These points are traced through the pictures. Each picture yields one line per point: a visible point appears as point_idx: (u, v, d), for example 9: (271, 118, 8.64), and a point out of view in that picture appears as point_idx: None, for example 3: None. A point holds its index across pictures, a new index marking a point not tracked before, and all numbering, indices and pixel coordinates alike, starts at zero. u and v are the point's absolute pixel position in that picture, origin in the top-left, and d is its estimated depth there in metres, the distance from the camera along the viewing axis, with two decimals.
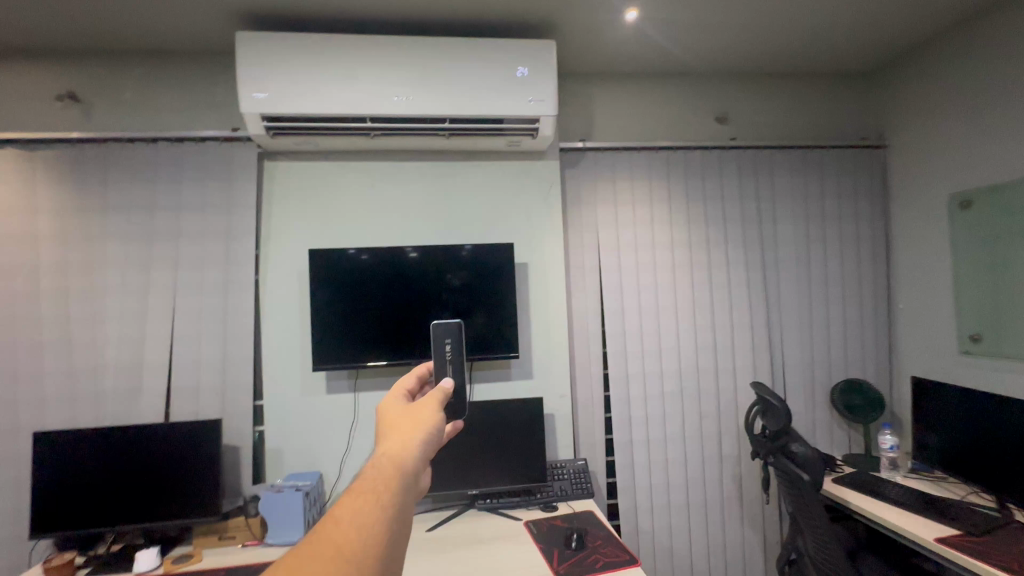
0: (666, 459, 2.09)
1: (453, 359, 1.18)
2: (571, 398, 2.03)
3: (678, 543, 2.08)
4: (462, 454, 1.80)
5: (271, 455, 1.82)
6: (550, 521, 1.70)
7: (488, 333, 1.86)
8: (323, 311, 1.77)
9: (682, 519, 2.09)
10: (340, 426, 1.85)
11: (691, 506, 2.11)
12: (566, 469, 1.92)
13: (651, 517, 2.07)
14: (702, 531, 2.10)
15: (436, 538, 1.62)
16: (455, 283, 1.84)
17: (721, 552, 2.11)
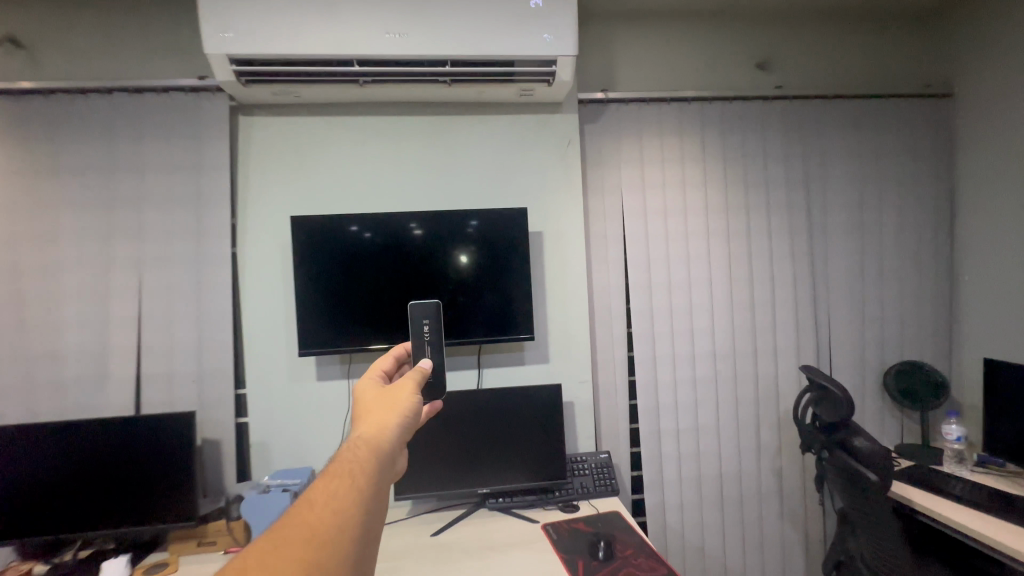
0: (698, 452, 1.88)
1: (431, 340, 1.11)
2: (592, 384, 1.81)
3: (710, 542, 1.88)
4: (471, 448, 1.60)
5: (258, 449, 1.62)
6: (571, 524, 1.49)
7: (499, 311, 1.63)
8: (311, 293, 1.55)
9: (714, 515, 1.89)
10: (334, 416, 1.66)
11: (725, 503, 1.90)
12: (587, 464, 1.72)
13: (680, 514, 1.87)
14: (737, 529, 1.90)
15: (442, 545, 1.43)
16: (459, 260, 1.60)
17: (758, 551, 1.91)
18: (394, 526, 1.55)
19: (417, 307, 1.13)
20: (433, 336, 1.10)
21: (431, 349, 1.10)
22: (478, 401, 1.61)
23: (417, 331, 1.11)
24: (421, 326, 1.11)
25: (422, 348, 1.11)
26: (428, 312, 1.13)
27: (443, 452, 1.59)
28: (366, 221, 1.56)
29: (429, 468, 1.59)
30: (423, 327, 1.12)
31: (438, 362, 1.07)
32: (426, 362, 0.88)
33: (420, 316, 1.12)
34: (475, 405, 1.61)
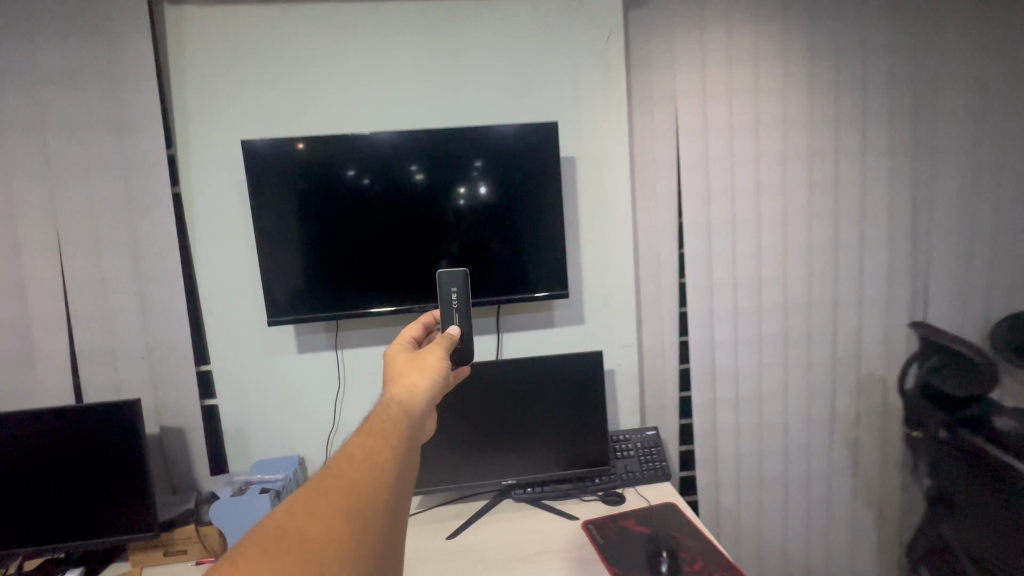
0: (760, 424, 1.57)
1: (459, 311, 0.87)
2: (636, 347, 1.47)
3: (770, 524, 1.62)
4: (491, 431, 1.31)
5: (232, 436, 1.34)
6: (618, 523, 1.21)
7: (523, 265, 1.28)
8: (286, 251, 1.21)
9: (776, 494, 1.61)
10: (323, 395, 1.36)
11: (790, 480, 1.61)
12: (631, 444, 1.43)
13: (736, 494, 1.59)
14: (802, 509, 1.62)
15: (461, 554, 1.15)
16: (457, 196, 1.23)
17: (824, 532, 1.64)
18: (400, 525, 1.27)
19: (442, 275, 0.88)
20: (463, 304, 0.87)
21: (459, 319, 0.86)
22: (499, 376, 1.30)
23: (444, 301, 0.87)
24: (450, 296, 0.87)
25: (448, 317, 0.87)
26: (458, 281, 0.88)
27: (457, 438, 1.30)
28: (366, 163, 1.20)
29: (440, 456, 1.30)
30: (450, 297, 0.87)
31: (467, 331, 0.84)
32: (455, 327, 0.74)
33: (448, 286, 0.87)
34: (497, 381, 1.30)
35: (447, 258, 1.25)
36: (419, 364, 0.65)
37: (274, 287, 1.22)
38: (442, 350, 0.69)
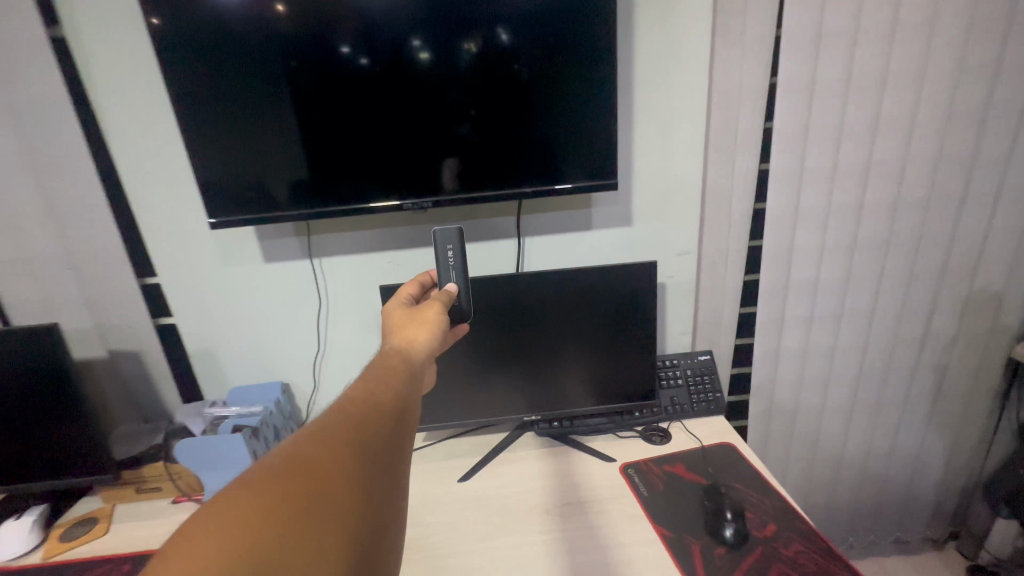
0: (834, 347, 1.30)
1: (457, 269, 0.77)
2: (691, 255, 1.16)
3: (824, 452, 1.43)
4: (511, 358, 1.06)
5: (201, 359, 1.13)
6: (664, 469, 1.00)
7: (545, 156, 0.93)
8: (244, 123, 0.87)
9: (837, 423, 1.39)
10: (303, 311, 1.11)
11: (856, 409, 1.38)
12: (679, 371, 1.18)
13: (792, 422, 1.38)
14: (864, 438, 1.42)
15: (475, 502, 0.97)
16: (466, 52, 0.85)
17: (885, 461, 1.46)
18: None
19: (435, 233, 0.76)
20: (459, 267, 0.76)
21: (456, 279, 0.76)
22: (522, 295, 1.02)
23: (441, 263, 0.76)
24: (447, 257, 0.77)
25: (446, 275, 0.78)
26: (453, 238, 0.77)
27: (469, 367, 1.06)
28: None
29: (448, 387, 1.07)
30: (447, 258, 0.76)
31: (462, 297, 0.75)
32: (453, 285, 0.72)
33: (444, 244, 0.76)
34: (519, 301, 1.02)
35: (457, 145, 0.91)
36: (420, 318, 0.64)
37: (271, 187, 0.91)
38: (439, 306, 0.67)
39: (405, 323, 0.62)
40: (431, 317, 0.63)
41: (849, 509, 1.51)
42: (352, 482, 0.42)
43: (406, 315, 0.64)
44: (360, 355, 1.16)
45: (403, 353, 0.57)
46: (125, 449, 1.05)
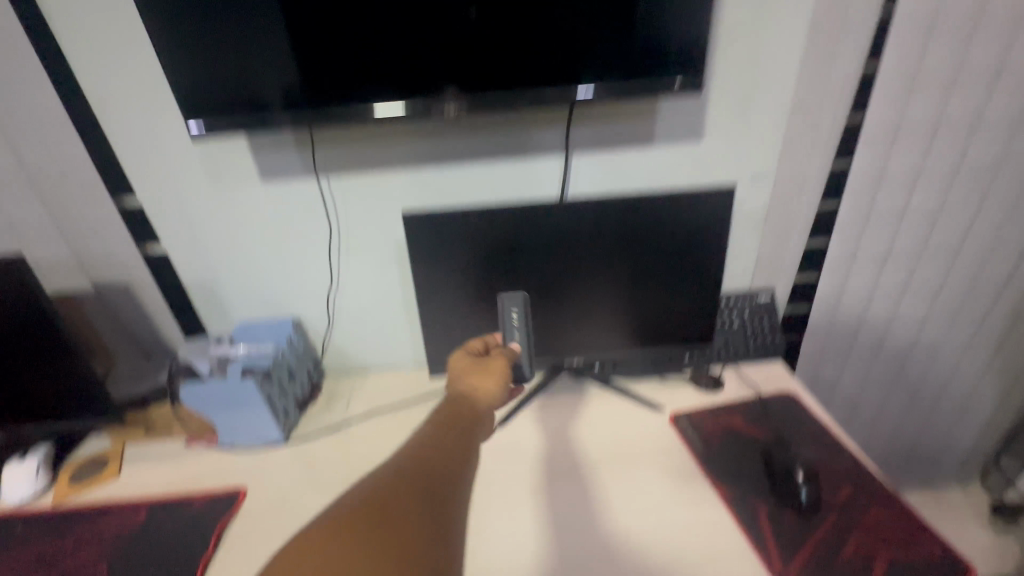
0: (913, 289, 1.13)
1: (519, 329, 0.80)
2: (763, 178, 0.98)
3: (886, 403, 1.30)
4: (556, 298, 0.91)
5: (199, 292, 1.00)
6: (720, 422, 0.92)
7: (564, 53, 0.72)
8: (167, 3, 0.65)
9: (907, 373, 1.25)
10: (311, 238, 0.96)
11: (924, 359, 1.24)
12: (735, 312, 1.05)
13: (856, 371, 1.25)
14: (934, 389, 1.28)
15: (511, 453, 0.89)
16: None
17: (949, 412, 1.34)
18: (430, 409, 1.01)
19: (501, 298, 0.81)
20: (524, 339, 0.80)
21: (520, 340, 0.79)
22: (569, 224, 0.85)
23: (504, 323, 0.80)
24: (509, 318, 0.80)
25: (508, 337, 0.79)
26: (517, 300, 0.81)
27: None
28: None
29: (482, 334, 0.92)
30: (511, 319, 0.80)
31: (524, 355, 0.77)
32: (515, 345, 0.73)
33: (507, 307, 0.81)
34: (564, 232, 0.85)
35: (449, 36, 0.70)
36: (485, 368, 0.62)
37: (263, 87, 0.71)
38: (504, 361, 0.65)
39: (471, 378, 0.60)
40: (496, 370, 0.61)
41: (892, 457, 1.43)
42: (417, 513, 0.41)
43: (469, 365, 0.63)
44: (377, 289, 1.03)
45: (470, 404, 0.55)
46: (124, 390, 0.98)
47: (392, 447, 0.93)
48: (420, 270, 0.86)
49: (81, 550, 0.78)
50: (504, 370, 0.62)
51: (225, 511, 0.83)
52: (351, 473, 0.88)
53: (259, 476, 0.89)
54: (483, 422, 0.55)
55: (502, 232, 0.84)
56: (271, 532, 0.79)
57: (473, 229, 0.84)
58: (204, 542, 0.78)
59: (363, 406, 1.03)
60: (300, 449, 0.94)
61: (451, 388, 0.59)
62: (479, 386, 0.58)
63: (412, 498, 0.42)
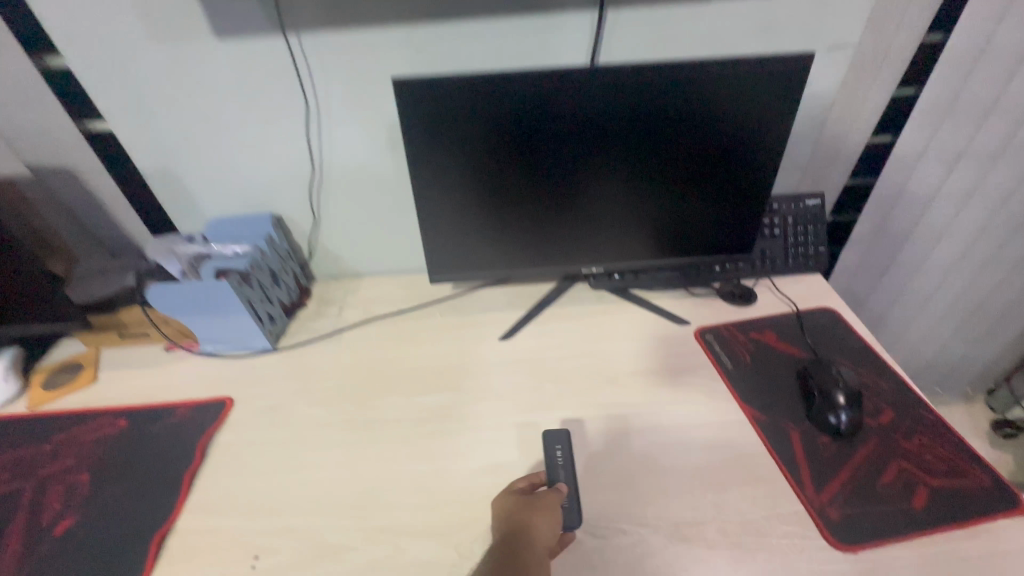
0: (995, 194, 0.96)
1: (559, 426, 0.70)
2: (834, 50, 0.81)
3: (926, 324, 1.21)
4: (579, 195, 0.77)
5: (159, 180, 0.86)
6: (752, 338, 0.83)
7: None
8: None
9: (958, 293, 1.14)
10: (285, 114, 0.80)
11: (988, 276, 1.09)
12: (777, 218, 0.92)
13: (897, 285, 1.14)
14: (986, 314, 1.17)
15: (519, 367, 0.82)
16: None
17: (994, 339, 1.24)
18: (431, 318, 0.92)
19: (544, 436, 0.70)
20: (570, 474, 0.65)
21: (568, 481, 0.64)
22: (600, 101, 0.68)
23: (548, 462, 0.66)
24: (554, 457, 0.67)
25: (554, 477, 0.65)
26: (563, 438, 0.69)
27: (521, 207, 0.77)
28: None
29: (491, 233, 0.80)
30: (555, 459, 0.67)
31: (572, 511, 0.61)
32: (563, 485, 0.63)
33: (550, 446, 0.68)
34: (593, 112, 0.69)
35: None
36: (532, 522, 0.57)
37: None
38: (553, 508, 0.59)
39: (521, 519, 0.58)
40: (545, 512, 0.58)
41: (918, 377, 1.36)
42: None
43: (518, 504, 0.60)
44: (368, 181, 0.88)
45: (523, 547, 0.55)
46: (80, 291, 0.86)
47: (389, 356, 0.85)
48: (417, 157, 0.71)
49: (58, 458, 0.73)
50: (554, 517, 0.59)
51: (211, 420, 0.77)
52: (345, 383, 0.81)
53: (246, 384, 0.82)
54: (535, 567, 0.54)
55: (517, 108, 0.68)
56: (261, 443, 0.73)
57: (481, 104, 0.67)
58: (190, 452, 0.72)
59: (357, 312, 0.95)
60: (290, 356, 0.86)
61: (499, 533, 0.58)
62: (530, 531, 0.57)
63: None
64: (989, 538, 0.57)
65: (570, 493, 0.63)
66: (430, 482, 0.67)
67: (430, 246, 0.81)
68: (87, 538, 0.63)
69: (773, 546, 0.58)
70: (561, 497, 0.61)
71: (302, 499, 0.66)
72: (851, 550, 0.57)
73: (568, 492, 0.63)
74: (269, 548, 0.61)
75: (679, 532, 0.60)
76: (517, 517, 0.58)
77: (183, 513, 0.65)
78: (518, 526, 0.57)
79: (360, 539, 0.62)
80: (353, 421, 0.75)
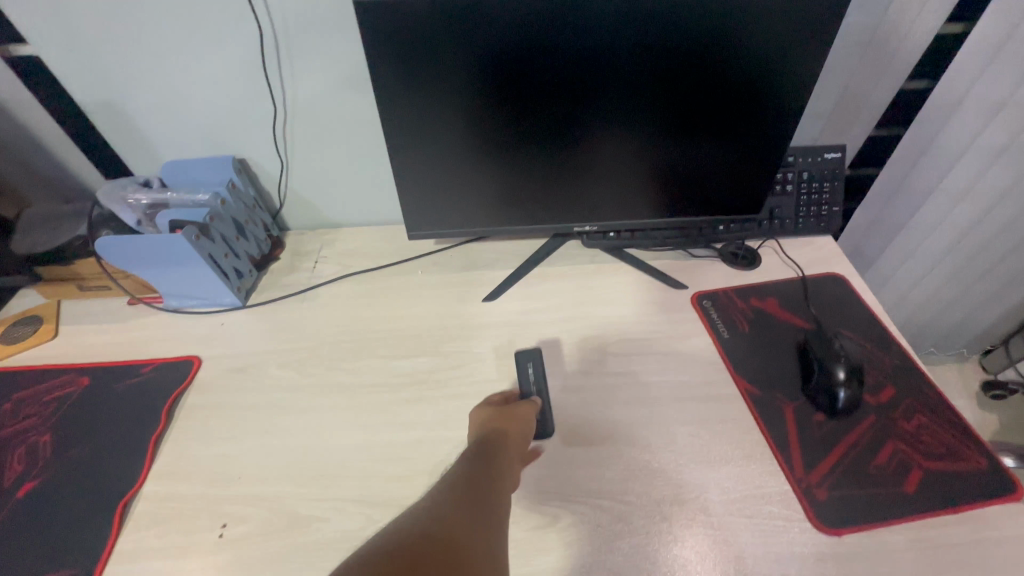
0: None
1: (540, 391, 0.68)
2: None
3: (932, 288, 1.16)
4: (573, 145, 0.69)
5: (102, 116, 0.77)
6: (751, 305, 0.78)
7: None
8: None
9: (973, 259, 1.07)
10: (240, 43, 0.70)
11: (1008, 239, 1.02)
12: (792, 174, 0.84)
13: (909, 248, 1.08)
14: (996, 279, 1.12)
15: (503, 331, 0.77)
16: None
17: (1000, 305, 1.20)
18: (411, 275, 0.87)
19: (518, 357, 0.72)
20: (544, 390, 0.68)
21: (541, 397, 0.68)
22: (600, 32, 0.58)
23: (522, 379, 0.69)
24: (527, 374, 0.70)
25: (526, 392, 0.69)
26: (536, 357, 0.71)
27: (508, 157, 0.69)
28: None
29: (475, 187, 0.73)
30: (527, 377, 0.70)
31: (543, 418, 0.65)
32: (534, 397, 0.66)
33: (523, 364, 0.71)
34: (592, 45, 0.59)
35: None
36: (505, 424, 0.61)
37: None
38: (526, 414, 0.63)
39: (498, 420, 0.61)
40: (518, 419, 0.62)
41: (915, 341, 1.34)
42: (453, 565, 0.38)
43: (493, 413, 0.63)
44: (340, 122, 0.80)
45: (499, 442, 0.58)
46: (27, 243, 0.79)
47: (366, 315, 0.81)
48: (387, 95, 0.62)
49: (18, 417, 0.70)
50: (526, 427, 0.62)
51: (178, 381, 0.73)
52: (319, 343, 0.77)
53: (215, 343, 0.78)
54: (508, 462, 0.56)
55: (501, 38, 0.58)
56: (230, 407, 0.70)
57: (460, 32, 0.57)
58: (156, 415, 0.69)
59: (333, 267, 0.89)
60: (261, 314, 0.82)
61: (477, 431, 0.60)
62: (506, 429, 0.60)
63: (452, 542, 0.41)
64: (981, 524, 0.55)
65: (543, 408, 0.66)
66: (404, 451, 0.64)
67: (405, 196, 0.73)
68: (49, 503, 0.61)
69: (757, 527, 0.56)
70: (534, 411, 0.64)
71: (271, 467, 0.63)
72: (836, 534, 0.55)
73: (542, 408, 0.66)
74: (237, 517, 0.59)
75: (663, 509, 0.58)
76: (494, 420, 0.61)
77: (149, 479, 0.63)
78: (495, 425, 0.60)
79: (330, 510, 0.59)
80: (326, 385, 0.72)
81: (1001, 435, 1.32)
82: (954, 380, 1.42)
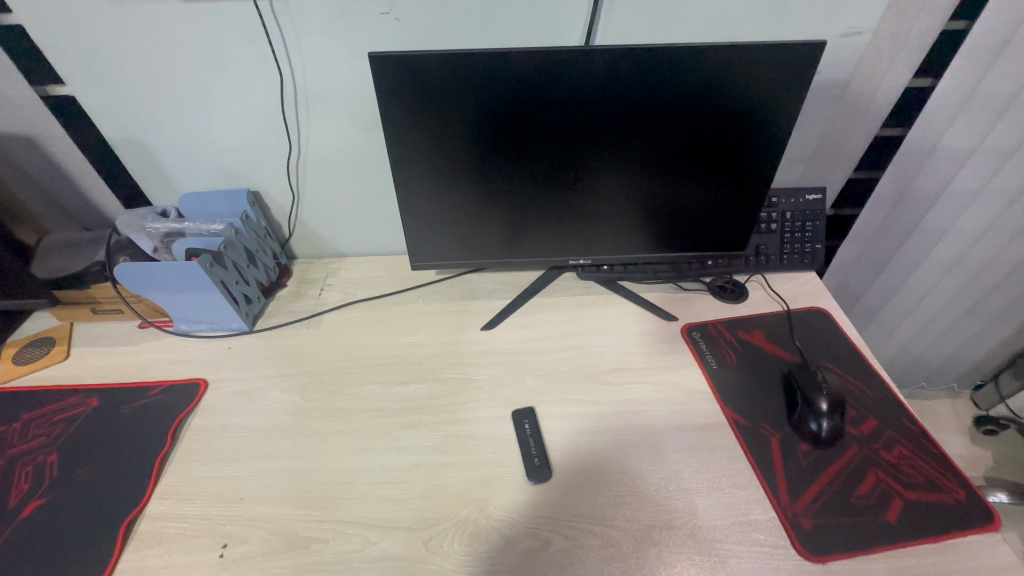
0: (1004, 193, 0.91)
1: (532, 426, 0.71)
2: (844, 42, 0.78)
3: (920, 325, 1.19)
4: (570, 186, 0.74)
5: (127, 150, 0.83)
6: (739, 337, 0.82)
7: None
8: None
9: (958, 298, 1.12)
10: (261, 90, 0.76)
11: (988, 277, 1.06)
12: (775, 213, 0.89)
13: (894, 285, 1.13)
14: (980, 318, 1.16)
15: (498, 359, 0.80)
16: None
17: (987, 341, 1.23)
18: (413, 303, 0.91)
19: (514, 414, 0.72)
20: (541, 442, 0.69)
21: (539, 450, 0.68)
22: (593, 86, 0.64)
23: (518, 434, 0.70)
24: (523, 430, 0.70)
25: (525, 445, 0.69)
26: (533, 415, 0.72)
27: (510, 197, 0.74)
28: None
29: (478, 224, 0.77)
30: (524, 433, 0.70)
31: (540, 466, 0.66)
32: None
33: (520, 423, 0.71)
34: (585, 97, 0.65)
35: None
36: None
37: None
38: None
39: None
40: None
41: (908, 375, 1.36)
42: None
43: None
44: (349, 160, 0.85)
45: None
46: (44, 268, 0.83)
47: (368, 342, 0.84)
48: (396, 138, 0.67)
49: (25, 438, 0.71)
50: None
51: (184, 403, 0.75)
52: (322, 367, 0.80)
53: (221, 367, 0.81)
54: None
55: (502, 90, 0.63)
56: (233, 429, 0.72)
57: (465, 83, 0.63)
58: (161, 437, 0.71)
59: (338, 295, 0.93)
60: (267, 338, 0.85)
61: None
62: None
63: None
64: (958, 552, 0.57)
65: (537, 455, 0.67)
66: (402, 475, 0.66)
67: (410, 229, 0.77)
68: (52, 522, 0.62)
69: (743, 553, 0.58)
70: None
71: (271, 488, 0.65)
72: (820, 561, 0.57)
73: (536, 456, 0.67)
74: (237, 538, 0.60)
75: (652, 535, 0.59)
76: None
77: (152, 499, 0.64)
78: None
79: (328, 532, 0.61)
80: (328, 408, 0.74)
81: (995, 471, 1.33)
82: (947, 415, 1.43)
